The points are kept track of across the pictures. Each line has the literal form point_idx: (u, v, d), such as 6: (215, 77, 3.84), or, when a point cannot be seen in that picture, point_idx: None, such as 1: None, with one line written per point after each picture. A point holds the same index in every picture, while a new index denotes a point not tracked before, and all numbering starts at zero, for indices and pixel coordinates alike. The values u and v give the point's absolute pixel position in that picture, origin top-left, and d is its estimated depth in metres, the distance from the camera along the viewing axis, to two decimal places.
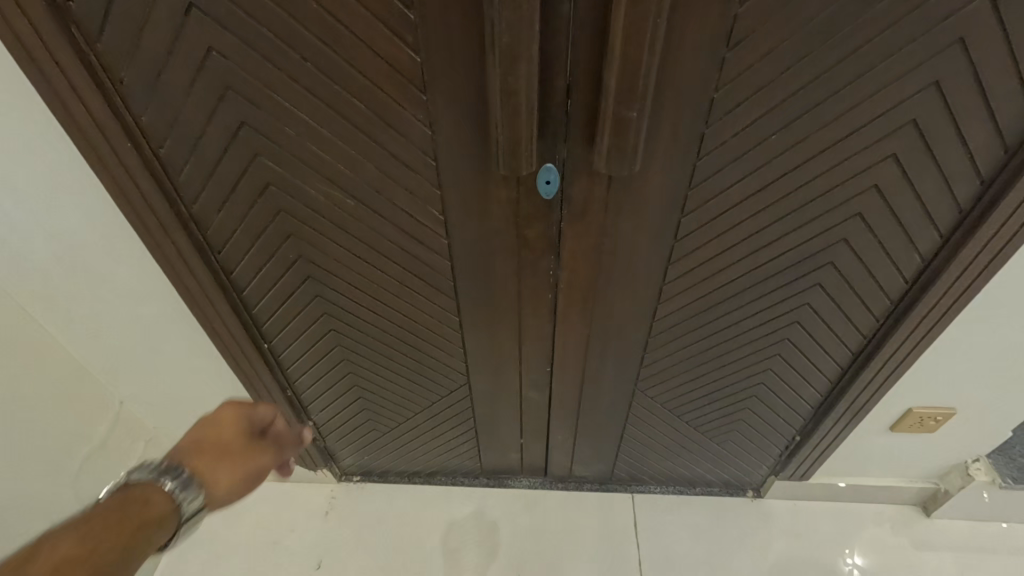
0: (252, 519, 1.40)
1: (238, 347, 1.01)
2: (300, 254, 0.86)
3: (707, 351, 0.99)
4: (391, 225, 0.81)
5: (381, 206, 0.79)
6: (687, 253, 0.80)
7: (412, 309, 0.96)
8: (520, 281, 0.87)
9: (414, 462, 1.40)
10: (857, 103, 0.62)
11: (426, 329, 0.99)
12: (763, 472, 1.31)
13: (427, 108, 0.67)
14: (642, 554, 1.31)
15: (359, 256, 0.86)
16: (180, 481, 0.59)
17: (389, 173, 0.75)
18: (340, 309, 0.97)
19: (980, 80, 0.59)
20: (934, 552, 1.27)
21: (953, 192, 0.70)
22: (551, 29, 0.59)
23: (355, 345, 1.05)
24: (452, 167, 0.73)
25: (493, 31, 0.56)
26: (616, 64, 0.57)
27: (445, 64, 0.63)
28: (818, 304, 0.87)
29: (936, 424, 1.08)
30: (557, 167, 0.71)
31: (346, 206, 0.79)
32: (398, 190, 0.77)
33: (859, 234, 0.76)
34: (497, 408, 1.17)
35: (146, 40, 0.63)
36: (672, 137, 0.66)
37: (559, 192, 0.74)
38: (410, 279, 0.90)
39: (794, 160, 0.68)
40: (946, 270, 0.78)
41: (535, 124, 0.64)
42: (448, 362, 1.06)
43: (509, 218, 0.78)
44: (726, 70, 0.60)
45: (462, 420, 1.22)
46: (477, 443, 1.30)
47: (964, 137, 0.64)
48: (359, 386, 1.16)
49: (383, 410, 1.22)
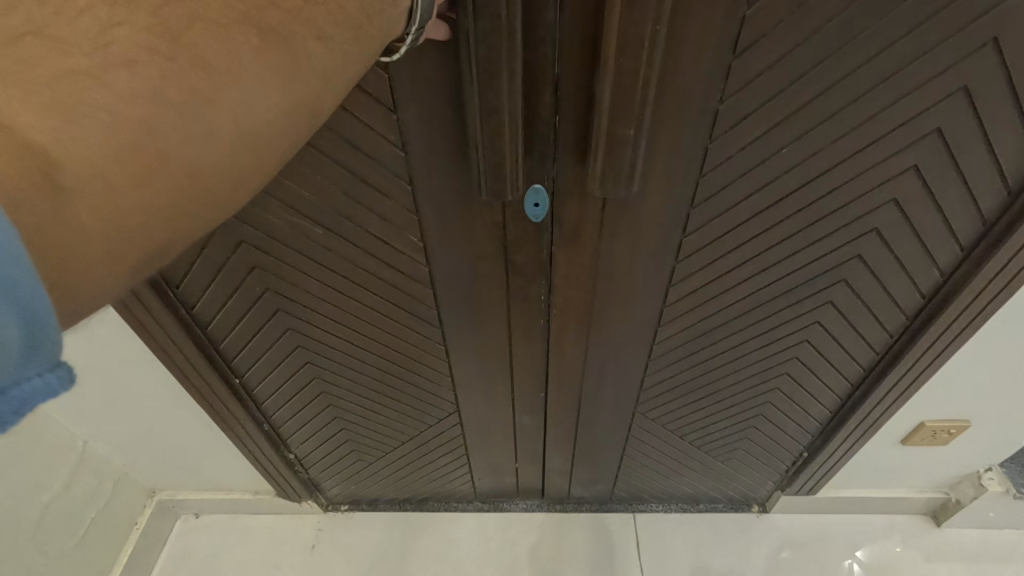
0: (234, 555, 1.33)
1: (207, 382, 0.96)
2: (266, 286, 0.81)
3: (711, 372, 0.93)
4: (364, 254, 0.76)
5: (352, 233, 0.73)
6: (689, 273, 0.74)
7: (393, 338, 0.89)
8: (510, 307, 0.81)
9: (404, 489, 1.33)
10: (875, 112, 0.56)
11: (409, 358, 0.93)
12: (769, 487, 1.26)
13: (399, 128, 0.61)
14: (642, 561, 1.28)
15: (330, 286, 0.81)
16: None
17: (360, 199, 0.69)
18: (313, 340, 0.91)
19: (1014, 84, 0.53)
20: (945, 564, 1.22)
21: (978, 204, 0.64)
22: (536, 39, 0.52)
23: (332, 375, 0.99)
24: (429, 190, 0.66)
25: (469, 44, 0.50)
26: (609, 76, 0.51)
27: (417, 81, 0.56)
28: (829, 321, 0.81)
29: (949, 437, 1.03)
30: (546, 189, 0.64)
31: (314, 235, 0.74)
32: (371, 216, 0.70)
33: (874, 250, 0.70)
34: (489, 435, 1.11)
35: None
36: (672, 153, 0.59)
37: (549, 215, 0.67)
38: (387, 308, 0.84)
39: (805, 175, 0.62)
40: (967, 285, 0.72)
41: (519, 144, 0.58)
42: (435, 390, 1.00)
43: (495, 243, 0.71)
44: (732, 79, 0.53)
45: (452, 447, 1.15)
46: (469, 468, 1.23)
47: (992, 145, 0.58)
48: (340, 416, 1.09)
49: (367, 440, 1.15)
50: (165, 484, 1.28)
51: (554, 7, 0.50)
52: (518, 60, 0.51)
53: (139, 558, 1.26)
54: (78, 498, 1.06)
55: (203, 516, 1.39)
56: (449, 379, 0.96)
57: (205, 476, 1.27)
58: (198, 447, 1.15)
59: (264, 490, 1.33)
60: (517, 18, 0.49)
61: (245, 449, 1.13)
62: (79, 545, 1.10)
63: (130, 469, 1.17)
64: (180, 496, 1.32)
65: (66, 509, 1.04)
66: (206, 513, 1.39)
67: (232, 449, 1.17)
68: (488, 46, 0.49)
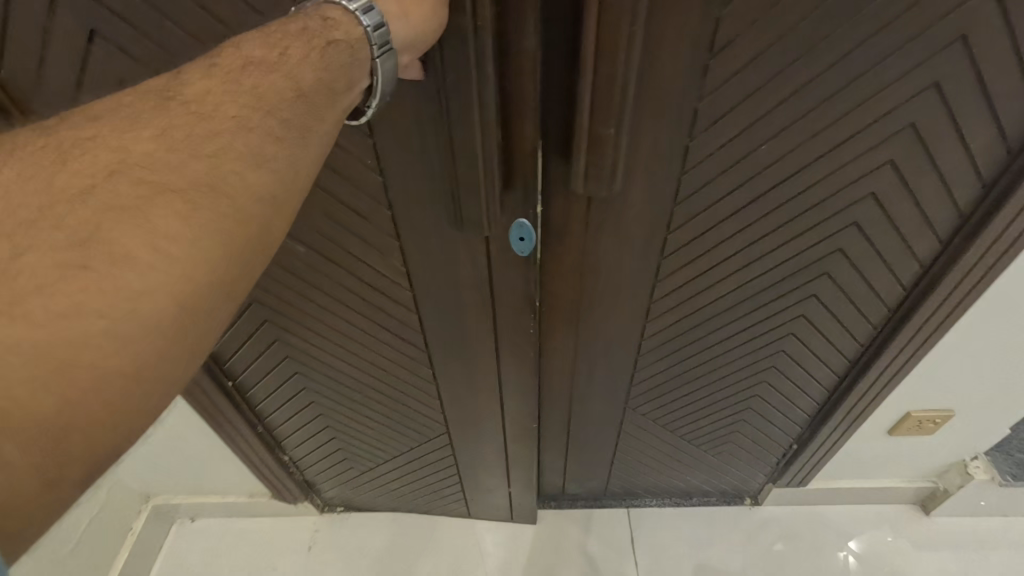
0: (232, 558, 1.33)
1: (200, 388, 0.96)
2: (253, 297, 0.83)
3: (699, 367, 0.94)
4: (346, 273, 0.77)
5: (335, 253, 0.75)
6: (674, 270, 0.75)
7: (379, 350, 0.89)
8: (499, 337, 0.82)
9: (397, 497, 1.32)
10: (849, 109, 0.57)
11: (397, 371, 0.93)
12: (761, 480, 1.28)
13: (375, 152, 0.61)
14: (639, 563, 1.28)
15: (315, 300, 0.82)
16: (371, 15, 0.45)
17: (340, 221, 0.70)
18: (301, 347, 0.91)
19: (984, 80, 0.55)
20: (935, 553, 1.24)
21: (953, 196, 0.65)
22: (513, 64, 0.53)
23: (321, 383, 0.99)
24: (410, 215, 0.67)
25: (443, 71, 0.52)
26: (588, 80, 0.52)
27: (393, 116, 0.57)
28: (813, 315, 0.83)
29: (934, 427, 1.05)
30: (530, 224, 0.66)
31: (298, 252, 0.76)
32: (353, 238, 0.72)
33: (854, 244, 0.72)
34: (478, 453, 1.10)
35: (50, 65, 0.58)
36: (654, 153, 0.61)
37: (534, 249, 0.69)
38: (370, 324, 0.85)
39: (784, 172, 0.63)
40: (946, 276, 0.74)
41: (497, 171, 0.60)
42: (424, 404, 0.99)
43: (476, 270, 0.72)
44: (709, 79, 0.55)
45: (443, 462, 1.15)
46: (461, 488, 1.23)
47: (965, 140, 0.60)
48: (332, 421, 1.09)
49: (359, 446, 1.15)
50: (161, 489, 1.29)
51: (532, 33, 0.51)
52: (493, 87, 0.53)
53: (137, 563, 1.27)
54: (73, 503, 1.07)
55: (199, 520, 1.39)
56: (436, 396, 0.97)
57: (200, 480, 1.27)
58: (194, 452, 1.16)
59: (260, 492, 1.33)
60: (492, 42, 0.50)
61: (239, 452, 1.13)
62: (74, 551, 1.10)
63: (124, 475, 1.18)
64: (174, 500, 1.33)
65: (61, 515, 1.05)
66: (201, 517, 1.39)
67: (227, 453, 1.17)
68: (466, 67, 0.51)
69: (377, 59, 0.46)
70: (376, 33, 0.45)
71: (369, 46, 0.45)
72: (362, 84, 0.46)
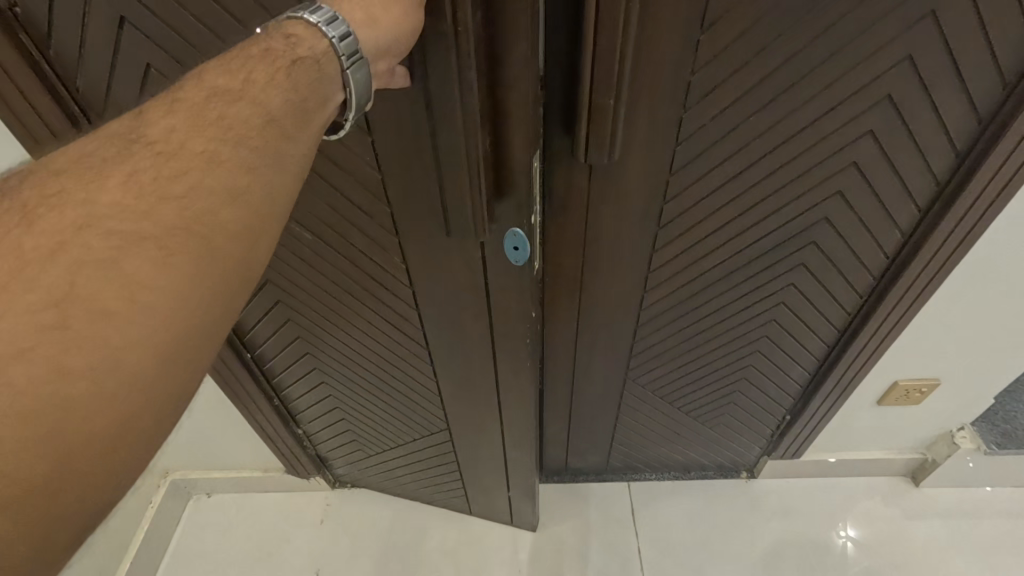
0: (247, 531, 1.38)
1: (221, 357, 1.02)
2: (267, 278, 0.89)
3: (695, 337, 0.99)
4: (349, 263, 0.82)
5: (340, 245, 0.80)
6: (671, 239, 0.80)
7: (383, 336, 0.93)
8: (495, 343, 0.85)
9: (402, 482, 1.36)
10: (830, 82, 0.62)
11: (399, 359, 0.96)
12: (756, 453, 1.32)
13: (374, 150, 0.64)
14: (641, 542, 1.31)
15: (322, 285, 0.87)
16: (336, 26, 0.45)
17: (344, 214, 0.75)
18: (312, 326, 0.96)
19: (953, 54, 0.59)
20: (924, 521, 1.29)
21: (929, 165, 0.70)
22: (504, 77, 0.54)
23: (330, 362, 1.04)
24: (408, 212, 0.70)
25: (434, 85, 0.53)
26: (590, 53, 0.56)
27: (388, 120, 0.59)
28: (802, 283, 0.87)
29: (921, 396, 1.10)
30: (525, 233, 0.68)
31: (305, 239, 0.81)
32: (355, 232, 0.77)
33: (839, 213, 0.76)
34: (479, 449, 1.12)
35: (87, 49, 0.62)
36: (651, 124, 0.65)
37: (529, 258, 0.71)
38: (374, 313, 0.89)
39: (771, 143, 0.68)
40: (926, 244, 0.78)
41: (487, 179, 0.62)
42: (424, 393, 1.02)
43: (471, 269, 0.74)
44: (701, 53, 0.59)
45: (443, 454, 1.18)
46: (464, 484, 1.26)
47: (939, 110, 0.64)
48: (342, 400, 1.13)
49: (366, 425, 1.19)
50: (179, 463, 1.34)
51: (523, 49, 0.52)
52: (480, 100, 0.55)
53: (156, 536, 1.32)
54: None
55: (214, 496, 1.44)
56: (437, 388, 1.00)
57: (217, 456, 1.33)
58: (214, 428, 1.22)
59: (274, 468, 1.38)
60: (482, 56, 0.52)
61: (255, 423, 1.19)
62: None
63: None
64: (191, 476, 1.38)
65: None
66: (217, 493, 1.44)
67: (243, 427, 1.22)
68: (452, 82, 0.52)
69: (348, 68, 0.45)
70: (342, 43, 0.45)
71: (337, 57, 0.45)
72: (337, 96, 0.46)
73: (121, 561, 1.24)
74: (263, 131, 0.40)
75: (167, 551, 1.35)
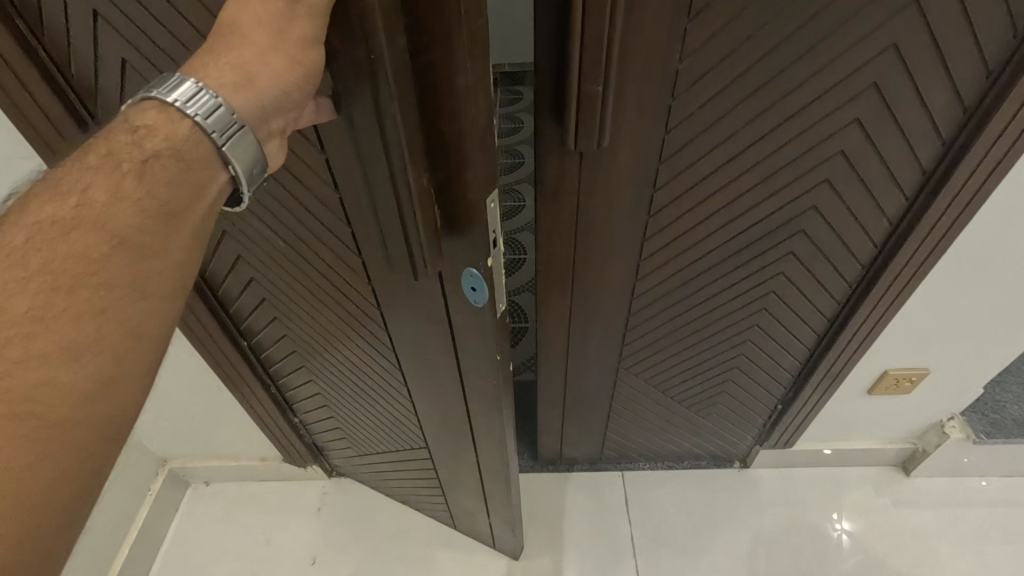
0: (245, 519, 1.40)
1: (219, 345, 1.04)
2: (253, 274, 0.90)
3: (686, 325, 0.99)
4: (324, 276, 0.82)
5: (313, 256, 0.80)
6: (661, 228, 0.81)
7: (358, 349, 0.92)
8: (465, 376, 0.77)
9: (390, 483, 1.35)
10: (816, 70, 0.63)
11: (374, 372, 0.96)
12: (748, 442, 1.34)
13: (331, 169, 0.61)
14: (633, 529, 1.33)
15: (303, 290, 0.88)
16: (198, 102, 0.42)
17: (314, 229, 0.74)
18: (298, 325, 0.96)
19: (938, 42, 0.60)
20: (914, 510, 1.31)
21: (916, 153, 0.71)
22: (443, 103, 0.48)
23: (316, 361, 1.04)
24: (369, 234, 0.66)
25: (359, 111, 0.48)
26: (578, 37, 0.57)
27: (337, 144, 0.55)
28: (792, 272, 0.88)
29: (911, 385, 1.11)
30: (483, 275, 0.60)
31: (281, 246, 0.81)
32: (323, 247, 0.77)
33: (827, 201, 0.77)
34: (459, 474, 1.06)
35: (74, 41, 0.63)
36: (640, 112, 0.66)
37: (491, 300, 0.63)
38: (347, 326, 0.89)
39: (759, 131, 0.69)
40: (914, 232, 0.79)
41: (431, 214, 0.55)
42: (399, 410, 1.01)
43: (434, 302, 0.68)
44: (688, 40, 0.60)
45: (423, 467, 1.16)
46: (446, 504, 1.24)
47: (925, 98, 0.65)
48: (330, 399, 1.13)
49: (354, 423, 1.19)
50: (177, 451, 1.36)
51: (461, 74, 0.45)
52: (412, 126, 0.49)
53: (155, 524, 1.33)
54: None
55: (213, 484, 1.46)
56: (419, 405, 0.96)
57: (214, 445, 1.34)
58: (209, 418, 1.24)
59: (271, 457, 1.39)
60: (415, 79, 0.46)
61: (251, 411, 1.20)
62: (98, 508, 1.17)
63: (144, 437, 1.26)
64: (189, 465, 1.39)
65: None
66: (215, 482, 1.46)
67: (239, 417, 1.24)
68: (373, 112, 0.47)
69: (224, 148, 0.43)
70: (208, 120, 0.42)
71: (208, 136, 0.42)
72: (220, 176, 0.44)
73: (121, 546, 1.25)
74: (162, 192, 0.41)
75: (167, 538, 1.37)
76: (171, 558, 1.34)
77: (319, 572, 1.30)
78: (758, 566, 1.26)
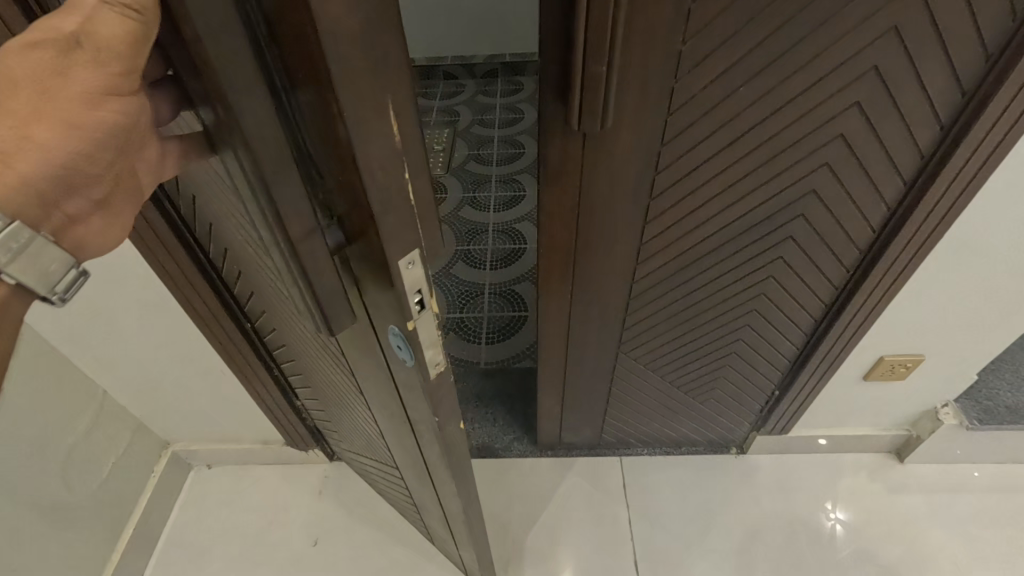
0: (246, 502, 1.41)
1: (222, 328, 1.05)
2: (239, 269, 0.89)
3: (686, 310, 1.01)
4: (279, 300, 0.79)
5: (265, 280, 0.77)
6: (662, 212, 0.82)
7: (326, 365, 0.90)
8: (414, 426, 0.70)
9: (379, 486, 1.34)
10: (818, 53, 0.63)
11: (340, 389, 0.94)
12: (745, 428, 1.36)
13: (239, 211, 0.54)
14: (631, 514, 1.35)
15: (274, 301, 0.86)
16: None
17: (252, 257, 0.71)
18: (280, 326, 0.95)
19: (938, 23, 0.61)
20: (907, 496, 1.33)
21: (915, 136, 0.72)
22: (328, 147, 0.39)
23: (302, 360, 1.03)
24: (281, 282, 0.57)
25: (226, 149, 0.40)
26: (583, 16, 0.57)
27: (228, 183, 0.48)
28: (791, 257, 0.89)
29: (906, 371, 1.12)
30: (405, 336, 0.51)
31: (244, 259, 0.79)
32: (264, 275, 0.73)
33: (827, 185, 0.78)
34: (427, 502, 1.01)
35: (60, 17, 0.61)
36: (642, 94, 0.66)
37: (418, 363, 0.54)
38: (313, 346, 0.86)
39: (760, 114, 0.69)
40: (914, 215, 0.80)
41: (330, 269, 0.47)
42: (367, 428, 0.99)
43: (371, 351, 0.60)
44: (691, 22, 0.61)
45: (398, 484, 1.14)
46: (424, 523, 1.22)
47: (924, 81, 0.66)
48: (319, 396, 1.13)
49: (341, 425, 1.17)
50: (178, 435, 1.37)
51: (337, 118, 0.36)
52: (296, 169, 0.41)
53: (158, 506, 1.35)
54: (99, 441, 1.16)
55: (215, 468, 1.48)
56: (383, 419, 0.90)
57: (216, 429, 1.35)
58: (210, 401, 1.25)
59: (273, 440, 1.40)
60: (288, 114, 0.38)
61: (253, 394, 1.21)
62: (102, 489, 1.19)
63: (146, 420, 1.28)
64: (191, 448, 1.41)
65: (88, 453, 1.14)
66: (217, 465, 1.47)
67: (242, 401, 1.25)
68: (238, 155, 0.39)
69: None
70: None
71: None
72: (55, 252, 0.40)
73: (125, 526, 1.26)
74: None
75: (170, 521, 1.38)
76: (173, 541, 1.35)
77: (321, 554, 1.32)
78: (753, 552, 1.28)
